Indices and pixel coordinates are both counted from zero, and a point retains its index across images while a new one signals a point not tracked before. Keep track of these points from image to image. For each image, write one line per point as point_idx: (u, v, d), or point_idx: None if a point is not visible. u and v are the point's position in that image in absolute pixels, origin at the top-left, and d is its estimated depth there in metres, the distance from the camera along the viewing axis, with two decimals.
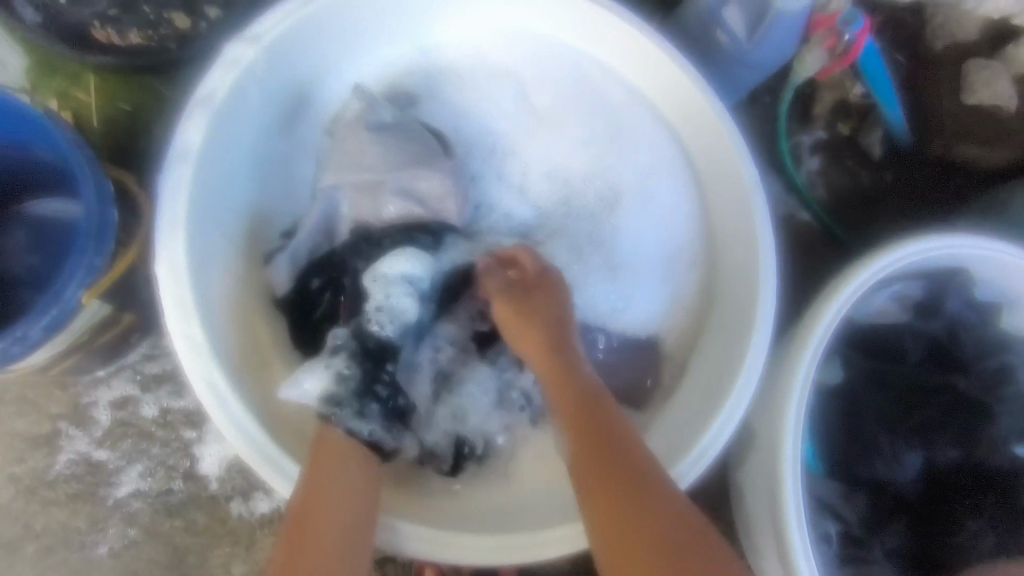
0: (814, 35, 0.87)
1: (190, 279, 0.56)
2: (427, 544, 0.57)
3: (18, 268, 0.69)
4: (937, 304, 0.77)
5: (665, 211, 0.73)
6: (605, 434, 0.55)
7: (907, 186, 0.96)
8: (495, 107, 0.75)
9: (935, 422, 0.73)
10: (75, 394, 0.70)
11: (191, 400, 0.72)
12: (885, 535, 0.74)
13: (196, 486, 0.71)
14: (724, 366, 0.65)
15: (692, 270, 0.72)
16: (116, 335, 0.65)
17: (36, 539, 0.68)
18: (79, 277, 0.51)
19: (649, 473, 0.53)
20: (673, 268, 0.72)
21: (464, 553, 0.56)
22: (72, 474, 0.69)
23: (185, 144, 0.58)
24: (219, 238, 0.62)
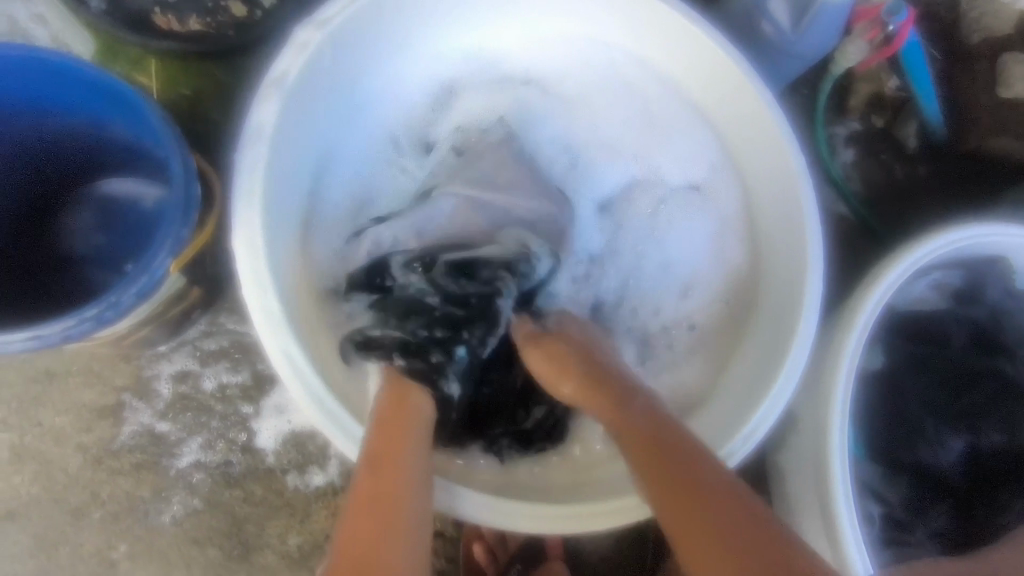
0: (857, 26, 0.88)
1: (269, 259, 0.59)
2: (499, 515, 0.59)
3: (85, 246, 0.72)
4: (978, 292, 0.78)
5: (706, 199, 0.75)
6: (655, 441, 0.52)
7: (942, 178, 0.97)
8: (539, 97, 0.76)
9: (979, 406, 0.75)
10: (139, 367, 0.73)
11: (249, 375, 0.74)
12: (930, 518, 0.75)
13: (253, 458, 0.73)
14: (776, 346, 0.66)
15: (732, 252, 0.73)
16: (183, 309, 0.67)
17: (102, 506, 0.70)
18: (168, 247, 0.53)
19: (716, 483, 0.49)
20: (714, 250, 0.74)
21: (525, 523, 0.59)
22: (136, 444, 0.72)
23: (259, 123, 0.60)
24: (286, 217, 0.64)
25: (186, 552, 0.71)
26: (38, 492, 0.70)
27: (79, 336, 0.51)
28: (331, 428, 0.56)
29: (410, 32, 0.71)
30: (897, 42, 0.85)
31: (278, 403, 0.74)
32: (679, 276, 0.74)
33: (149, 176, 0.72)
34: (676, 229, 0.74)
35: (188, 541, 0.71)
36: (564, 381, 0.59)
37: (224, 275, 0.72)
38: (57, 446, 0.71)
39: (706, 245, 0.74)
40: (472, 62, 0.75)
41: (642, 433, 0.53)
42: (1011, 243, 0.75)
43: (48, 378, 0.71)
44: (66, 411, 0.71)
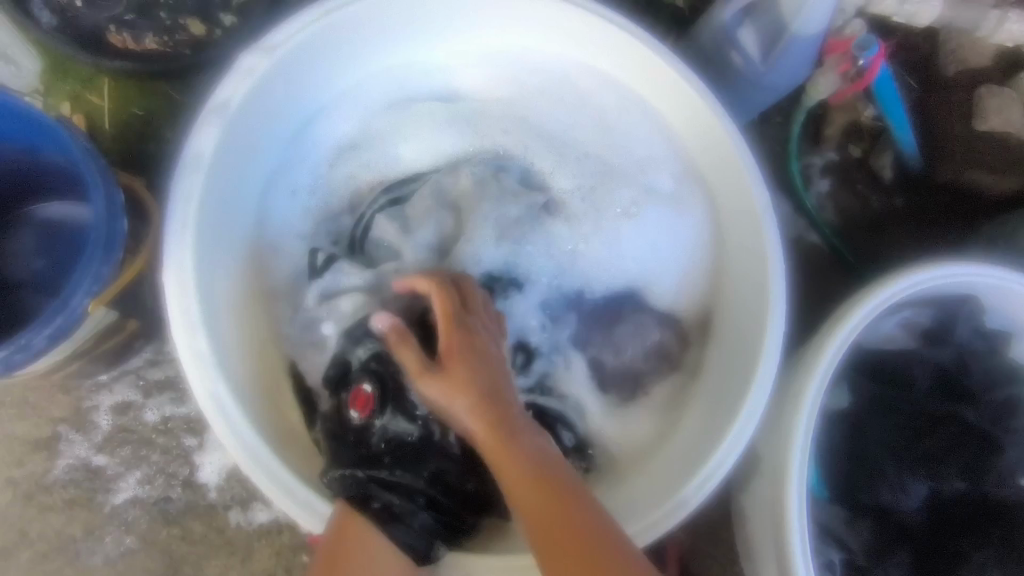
0: (830, 57, 0.87)
1: (203, 296, 0.56)
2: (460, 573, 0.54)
3: (23, 271, 0.69)
4: (946, 332, 0.77)
5: (677, 227, 0.73)
6: (561, 496, 0.48)
7: (916, 211, 0.96)
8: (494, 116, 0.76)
9: (940, 452, 0.73)
10: (77, 398, 0.70)
11: (193, 408, 0.71)
12: (891, 566, 0.73)
13: (194, 495, 0.70)
14: (736, 386, 0.64)
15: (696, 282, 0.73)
16: (121, 341, 0.65)
17: (32, 544, 0.67)
18: (86, 286, 0.50)
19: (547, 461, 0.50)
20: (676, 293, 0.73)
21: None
22: (70, 480, 0.69)
23: (198, 152, 0.57)
24: (224, 252, 0.62)
25: None
26: None
27: None
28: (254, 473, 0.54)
29: (369, 60, 0.70)
30: (868, 76, 0.84)
31: (222, 437, 0.71)
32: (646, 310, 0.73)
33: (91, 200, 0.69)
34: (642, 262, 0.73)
35: None
36: (487, 351, 0.55)
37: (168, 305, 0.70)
38: None
39: (670, 273, 0.73)
40: (421, 94, 0.75)
41: (544, 470, 0.49)
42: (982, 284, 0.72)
43: None
44: None
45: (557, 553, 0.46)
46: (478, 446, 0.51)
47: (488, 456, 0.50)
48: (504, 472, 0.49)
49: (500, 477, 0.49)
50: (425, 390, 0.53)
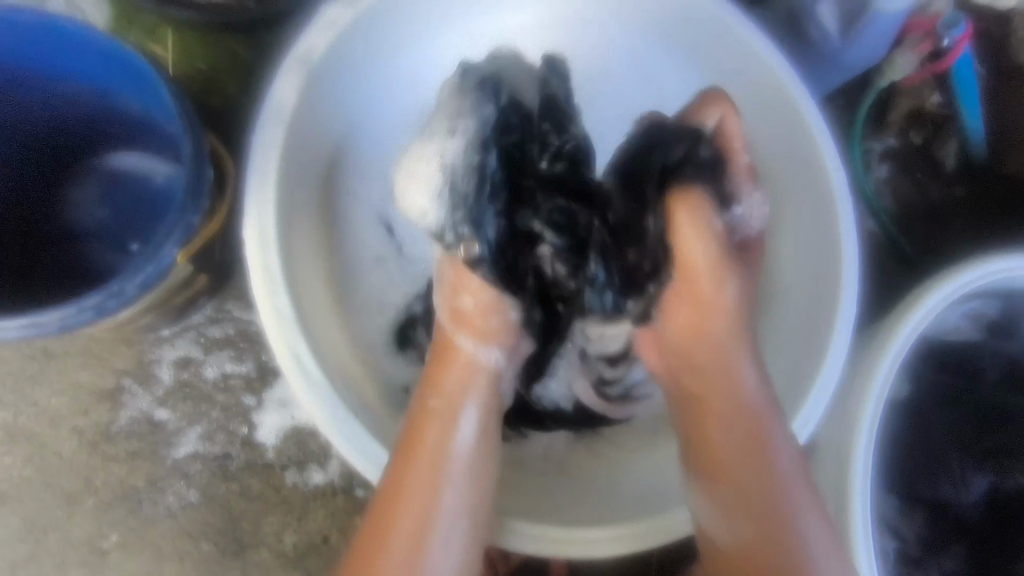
0: (908, 38, 0.86)
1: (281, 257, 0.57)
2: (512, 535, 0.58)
3: (89, 220, 0.70)
4: (1013, 325, 0.75)
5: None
6: (758, 436, 0.54)
7: (981, 201, 0.92)
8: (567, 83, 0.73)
9: (1007, 446, 0.72)
10: (140, 351, 0.70)
11: (252, 366, 0.72)
12: (946, 557, 0.72)
13: (252, 452, 0.71)
14: (802, 366, 0.64)
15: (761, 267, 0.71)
16: (189, 296, 0.65)
17: (96, 493, 0.68)
18: (177, 236, 0.50)
19: (754, 398, 0.55)
20: None
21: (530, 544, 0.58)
22: (133, 431, 0.69)
23: (280, 103, 0.58)
24: (299, 214, 0.61)
25: (180, 544, 0.69)
26: (30, 474, 0.68)
27: (79, 325, 0.48)
28: (337, 434, 0.55)
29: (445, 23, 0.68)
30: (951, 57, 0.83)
31: (281, 396, 0.72)
32: None
33: (159, 151, 0.70)
34: None
35: (181, 534, 0.69)
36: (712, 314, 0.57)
37: (232, 263, 0.69)
38: (52, 428, 0.68)
39: None
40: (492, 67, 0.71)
41: (754, 432, 0.54)
42: None
43: (46, 357, 0.69)
44: (62, 392, 0.69)
45: (732, 500, 0.53)
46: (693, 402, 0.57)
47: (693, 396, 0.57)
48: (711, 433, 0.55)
49: (713, 469, 0.55)
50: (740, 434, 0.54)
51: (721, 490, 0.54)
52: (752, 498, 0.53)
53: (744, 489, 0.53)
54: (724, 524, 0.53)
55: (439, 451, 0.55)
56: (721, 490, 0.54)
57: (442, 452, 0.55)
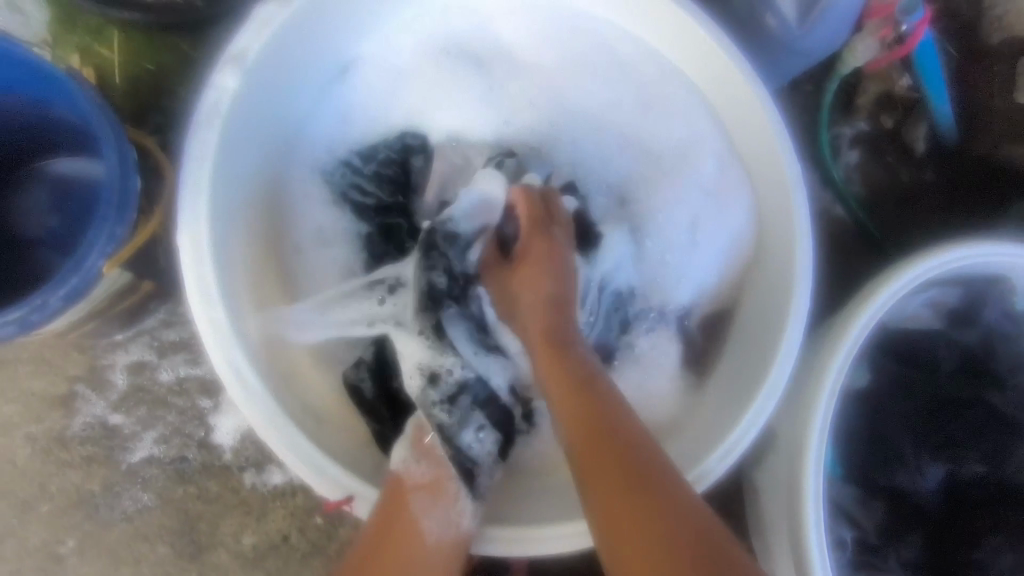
0: (869, 23, 0.83)
1: (217, 266, 0.56)
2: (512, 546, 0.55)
3: (37, 227, 0.69)
4: (974, 313, 0.75)
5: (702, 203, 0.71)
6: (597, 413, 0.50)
7: (948, 186, 0.91)
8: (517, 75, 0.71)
9: (964, 435, 0.72)
10: (93, 356, 0.70)
11: (208, 369, 0.72)
12: (903, 547, 0.72)
13: (209, 455, 0.71)
14: (760, 357, 0.63)
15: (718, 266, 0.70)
16: (135, 302, 0.64)
17: (51, 499, 0.68)
18: (101, 246, 0.50)
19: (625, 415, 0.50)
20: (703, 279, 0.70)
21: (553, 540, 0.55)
22: (88, 437, 0.69)
23: (214, 102, 0.57)
24: (239, 222, 0.61)
25: (138, 549, 0.69)
26: None
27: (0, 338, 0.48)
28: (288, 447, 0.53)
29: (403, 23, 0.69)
30: (911, 43, 0.80)
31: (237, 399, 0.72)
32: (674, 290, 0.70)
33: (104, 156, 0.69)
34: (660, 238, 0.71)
35: (138, 538, 0.69)
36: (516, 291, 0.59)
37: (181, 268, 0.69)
38: (5, 435, 0.68)
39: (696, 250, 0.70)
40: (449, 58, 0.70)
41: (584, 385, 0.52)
42: (1006, 263, 0.70)
43: None
44: (15, 399, 0.68)
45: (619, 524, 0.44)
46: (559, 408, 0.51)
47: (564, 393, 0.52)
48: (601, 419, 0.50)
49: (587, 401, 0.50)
50: (568, 408, 0.51)
51: (606, 488, 0.46)
52: (637, 496, 0.45)
53: (606, 485, 0.46)
54: (598, 510, 0.46)
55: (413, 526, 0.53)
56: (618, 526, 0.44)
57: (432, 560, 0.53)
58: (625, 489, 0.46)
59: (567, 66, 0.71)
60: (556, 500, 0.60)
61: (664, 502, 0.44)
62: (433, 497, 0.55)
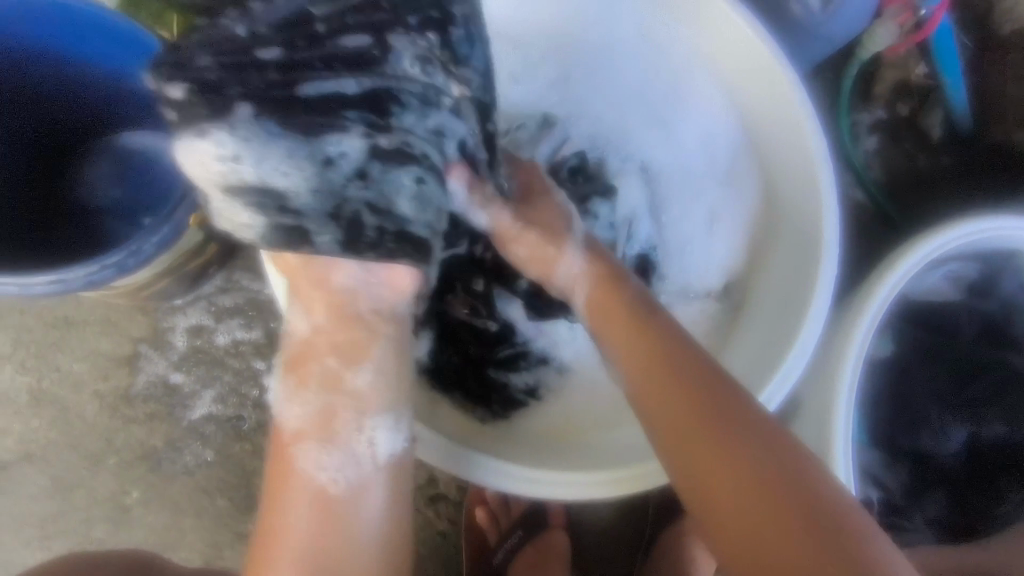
0: (888, 9, 0.88)
1: None
2: (506, 477, 0.60)
3: (102, 197, 0.73)
4: (991, 285, 0.77)
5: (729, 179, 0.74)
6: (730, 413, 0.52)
7: (964, 169, 0.94)
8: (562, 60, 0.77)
9: (985, 397, 0.75)
10: (155, 319, 0.74)
11: (261, 333, 0.74)
12: (925, 504, 0.76)
13: (263, 414, 0.74)
14: (782, 327, 0.65)
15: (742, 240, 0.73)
16: (201, 264, 0.68)
17: (118, 452, 0.73)
18: (189, 202, 0.55)
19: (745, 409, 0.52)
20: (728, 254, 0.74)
21: (524, 485, 0.60)
22: (151, 394, 0.73)
23: None
24: None
25: (198, 501, 0.73)
26: (55, 435, 0.72)
27: (101, 282, 0.52)
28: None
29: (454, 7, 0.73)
30: (929, 27, 0.85)
31: None
32: (701, 262, 0.74)
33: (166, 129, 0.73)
34: (686, 214, 0.75)
35: (198, 490, 0.73)
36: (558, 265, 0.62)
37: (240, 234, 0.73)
38: (75, 392, 0.73)
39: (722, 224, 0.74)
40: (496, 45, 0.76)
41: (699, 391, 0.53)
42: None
43: (68, 325, 0.73)
44: (84, 358, 0.73)
45: (738, 509, 0.48)
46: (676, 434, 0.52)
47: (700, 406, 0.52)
48: (727, 452, 0.50)
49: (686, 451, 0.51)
50: (674, 431, 0.52)
51: (736, 483, 0.49)
52: (772, 485, 0.48)
53: (739, 480, 0.49)
54: (708, 491, 0.50)
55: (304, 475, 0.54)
56: (747, 514, 0.48)
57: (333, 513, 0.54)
58: (757, 486, 0.48)
59: (606, 51, 0.76)
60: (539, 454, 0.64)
61: (785, 481, 0.48)
62: (323, 447, 0.55)
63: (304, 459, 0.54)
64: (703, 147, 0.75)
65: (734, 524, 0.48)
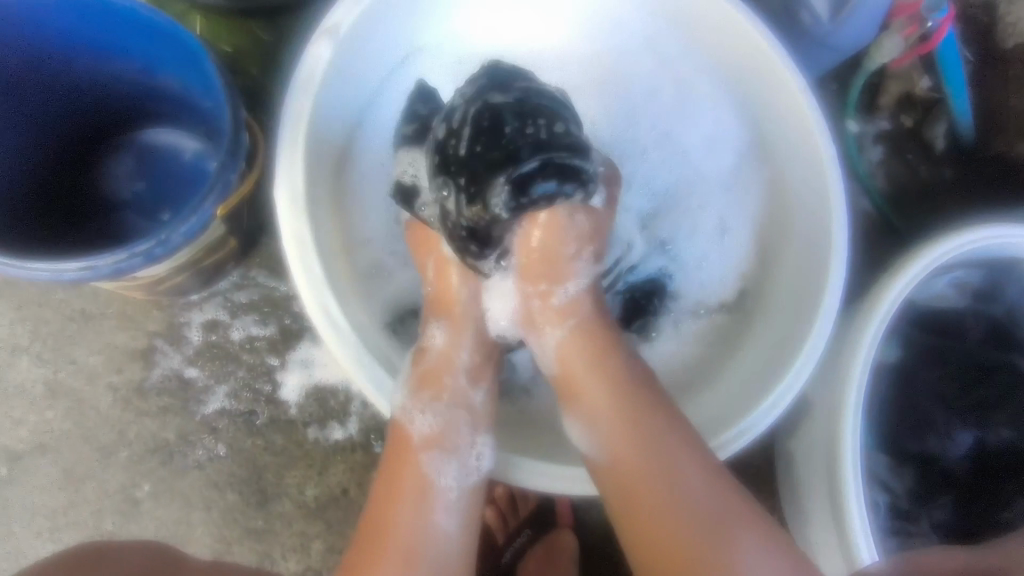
0: (895, 21, 0.89)
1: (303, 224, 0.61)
2: (536, 477, 0.60)
3: (124, 191, 0.77)
4: (996, 292, 0.79)
5: (741, 185, 0.76)
6: (636, 465, 0.53)
7: (966, 179, 0.95)
8: (575, 65, 0.77)
9: (993, 401, 0.76)
10: (171, 314, 0.75)
11: (275, 329, 0.75)
12: (934, 509, 0.76)
13: (275, 410, 0.74)
14: (791, 332, 0.66)
15: (748, 248, 0.75)
16: (219, 258, 0.69)
17: (131, 445, 0.73)
18: (217, 193, 0.57)
19: (684, 470, 0.53)
20: (736, 261, 0.75)
21: (559, 485, 0.60)
22: (165, 388, 0.74)
23: (310, 69, 0.63)
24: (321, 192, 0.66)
25: (209, 494, 0.73)
26: (69, 427, 0.73)
27: (129, 269, 0.55)
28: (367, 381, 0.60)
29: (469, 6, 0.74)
30: (935, 39, 0.86)
31: (304, 357, 0.75)
32: (711, 267, 0.76)
33: (190, 128, 0.77)
34: (696, 221, 0.77)
35: (209, 484, 0.73)
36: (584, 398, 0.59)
37: (258, 231, 0.74)
38: (90, 384, 0.73)
39: (731, 231, 0.76)
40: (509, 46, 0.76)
41: (625, 408, 0.56)
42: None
43: (84, 318, 0.74)
44: (99, 350, 0.74)
45: (658, 560, 0.51)
46: (609, 477, 0.55)
47: (631, 451, 0.54)
48: (648, 510, 0.52)
49: (632, 502, 0.53)
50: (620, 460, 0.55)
51: (659, 538, 0.51)
52: (702, 555, 0.49)
53: (645, 535, 0.51)
54: (636, 542, 0.52)
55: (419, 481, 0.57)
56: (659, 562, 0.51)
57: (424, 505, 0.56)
58: (671, 536, 0.50)
59: (617, 58, 0.76)
60: (571, 452, 0.65)
61: (704, 558, 0.49)
62: (443, 451, 0.59)
63: (432, 467, 0.58)
64: (715, 154, 0.76)
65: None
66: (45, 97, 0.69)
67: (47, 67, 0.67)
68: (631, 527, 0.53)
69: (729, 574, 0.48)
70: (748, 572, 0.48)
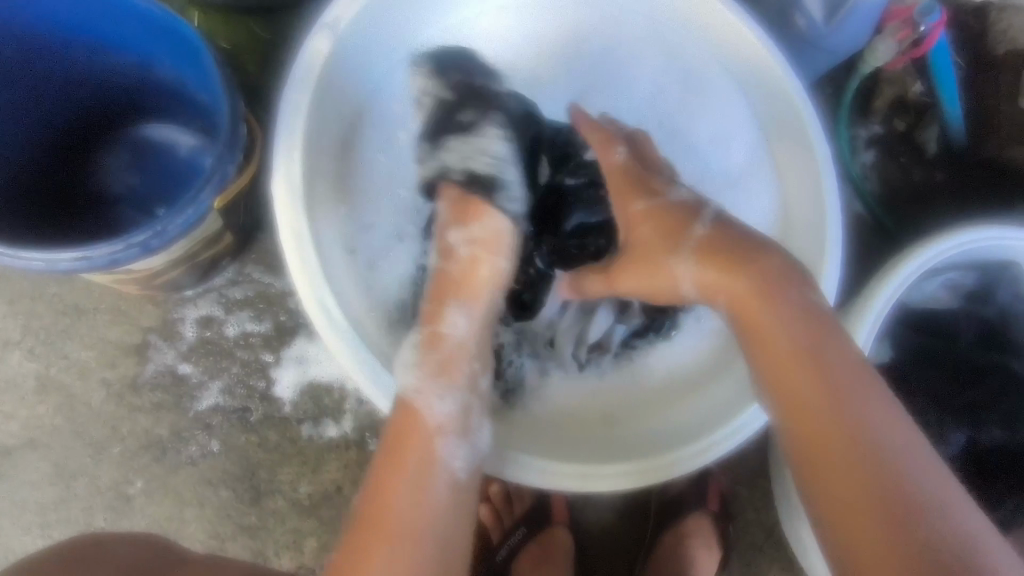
0: (888, 26, 0.90)
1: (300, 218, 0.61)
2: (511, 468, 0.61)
3: (119, 186, 0.76)
4: (988, 293, 0.79)
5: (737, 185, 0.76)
6: (847, 422, 0.46)
7: (958, 182, 0.96)
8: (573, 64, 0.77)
9: (986, 402, 0.76)
10: (165, 309, 0.74)
11: (270, 326, 0.75)
12: None
13: (270, 406, 0.74)
14: None
15: None
16: (215, 254, 0.69)
17: (122, 441, 0.72)
18: (214, 185, 0.57)
19: (881, 412, 0.46)
20: None
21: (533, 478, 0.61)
22: (158, 384, 0.73)
23: (309, 64, 0.63)
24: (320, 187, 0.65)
25: (201, 491, 0.72)
26: (59, 423, 0.72)
27: (125, 261, 0.54)
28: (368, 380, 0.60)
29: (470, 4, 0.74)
30: (926, 44, 0.87)
31: (298, 354, 0.75)
32: None
33: (186, 123, 0.76)
34: None
35: (202, 481, 0.72)
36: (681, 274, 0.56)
37: (254, 227, 0.73)
38: (82, 379, 0.73)
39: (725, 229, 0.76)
40: (506, 44, 0.76)
41: (792, 317, 0.49)
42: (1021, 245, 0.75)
43: (77, 313, 0.73)
44: (92, 346, 0.73)
45: (840, 495, 0.45)
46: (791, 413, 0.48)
47: (823, 377, 0.47)
48: (828, 450, 0.46)
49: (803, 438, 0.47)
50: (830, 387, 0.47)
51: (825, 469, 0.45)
52: (885, 493, 0.43)
53: (847, 472, 0.45)
54: (828, 491, 0.46)
55: (426, 455, 0.57)
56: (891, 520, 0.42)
57: (424, 496, 0.55)
58: (872, 477, 0.44)
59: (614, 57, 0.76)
60: (541, 447, 0.65)
61: (878, 486, 0.43)
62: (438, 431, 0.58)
63: (442, 445, 0.57)
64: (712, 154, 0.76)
65: (867, 536, 0.43)
66: (40, 89, 0.69)
67: (43, 59, 0.67)
68: (804, 464, 0.47)
69: (922, 511, 0.42)
70: (921, 498, 0.43)
